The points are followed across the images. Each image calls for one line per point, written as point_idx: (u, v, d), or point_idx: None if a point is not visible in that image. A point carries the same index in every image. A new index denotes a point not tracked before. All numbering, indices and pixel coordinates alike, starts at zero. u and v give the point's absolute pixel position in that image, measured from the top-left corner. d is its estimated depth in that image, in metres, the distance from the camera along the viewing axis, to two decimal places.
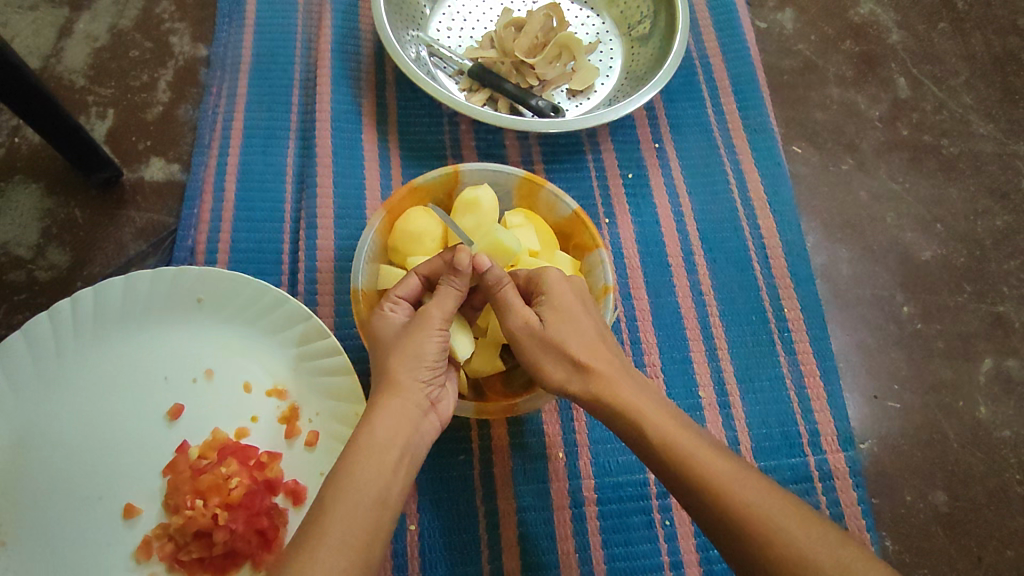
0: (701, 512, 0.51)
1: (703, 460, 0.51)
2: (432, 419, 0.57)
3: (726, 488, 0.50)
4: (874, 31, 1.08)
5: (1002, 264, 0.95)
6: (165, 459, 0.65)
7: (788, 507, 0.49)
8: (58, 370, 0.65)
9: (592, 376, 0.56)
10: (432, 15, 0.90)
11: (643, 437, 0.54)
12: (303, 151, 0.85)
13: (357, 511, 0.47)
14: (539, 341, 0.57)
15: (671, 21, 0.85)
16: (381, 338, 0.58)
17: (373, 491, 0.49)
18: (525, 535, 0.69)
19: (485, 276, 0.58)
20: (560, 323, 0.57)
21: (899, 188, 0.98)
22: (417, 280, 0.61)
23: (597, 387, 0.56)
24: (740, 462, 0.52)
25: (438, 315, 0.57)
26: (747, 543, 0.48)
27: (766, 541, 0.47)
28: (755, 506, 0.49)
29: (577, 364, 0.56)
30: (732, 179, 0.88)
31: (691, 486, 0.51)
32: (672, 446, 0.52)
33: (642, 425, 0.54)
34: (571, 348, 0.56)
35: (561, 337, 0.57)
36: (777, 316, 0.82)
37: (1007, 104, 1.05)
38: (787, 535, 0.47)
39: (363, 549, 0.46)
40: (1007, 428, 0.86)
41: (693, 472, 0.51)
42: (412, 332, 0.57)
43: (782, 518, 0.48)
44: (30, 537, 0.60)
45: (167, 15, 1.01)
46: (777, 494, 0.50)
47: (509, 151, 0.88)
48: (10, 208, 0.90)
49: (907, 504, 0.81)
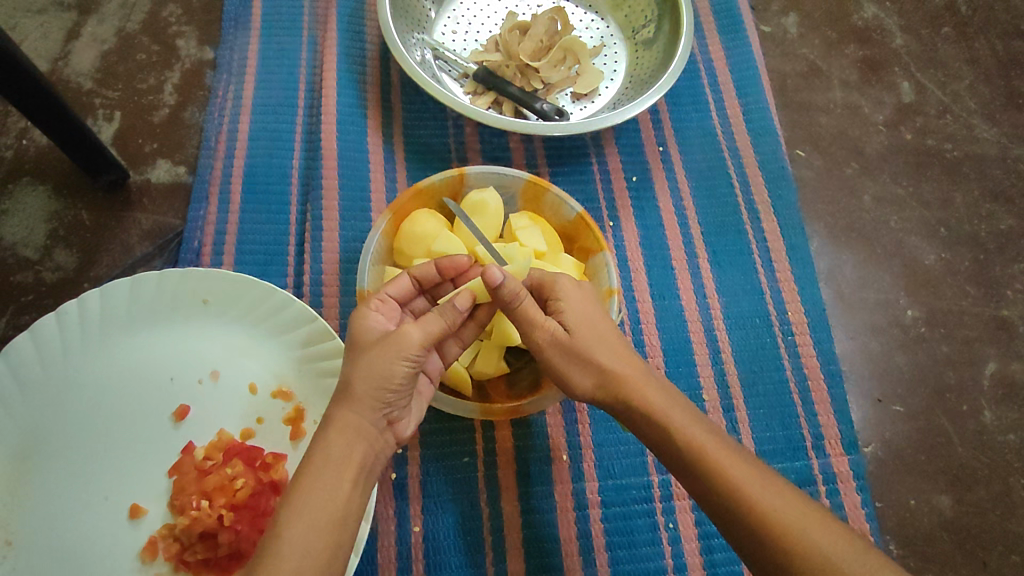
0: (724, 515, 0.51)
1: (727, 465, 0.51)
2: (387, 437, 0.54)
3: (751, 493, 0.50)
4: (877, 35, 1.08)
5: (1006, 269, 0.95)
6: (172, 460, 0.65)
7: (813, 514, 0.49)
8: (65, 371, 0.66)
9: (612, 379, 0.56)
10: (437, 19, 0.90)
11: (668, 438, 0.54)
12: (309, 155, 0.85)
13: (330, 510, 0.47)
14: (563, 349, 0.56)
15: (673, 26, 0.85)
16: (354, 337, 0.55)
17: (345, 490, 0.49)
18: (529, 536, 0.69)
19: (499, 289, 0.55)
20: (583, 331, 0.57)
21: (902, 192, 0.98)
22: (408, 281, 0.62)
23: (621, 389, 0.55)
24: (762, 467, 0.52)
25: (416, 336, 0.53)
26: (768, 545, 0.48)
27: (791, 543, 0.48)
28: (780, 511, 0.49)
29: (599, 370, 0.56)
30: (735, 183, 0.89)
31: (715, 488, 0.51)
32: (697, 449, 0.52)
33: (669, 427, 0.54)
34: (596, 355, 0.56)
35: (588, 344, 0.56)
36: (781, 319, 0.82)
37: (1011, 108, 1.05)
38: (812, 540, 0.47)
39: (333, 551, 0.46)
40: (1011, 433, 0.86)
41: (717, 474, 0.51)
42: (386, 345, 0.52)
43: (808, 527, 0.48)
44: (35, 538, 0.60)
45: (174, 19, 1.01)
46: (802, 501, 0.50)
47: (514, 154, 0.88)
48: (18, 209, 0.90)
49: (911, 508, 0.81)
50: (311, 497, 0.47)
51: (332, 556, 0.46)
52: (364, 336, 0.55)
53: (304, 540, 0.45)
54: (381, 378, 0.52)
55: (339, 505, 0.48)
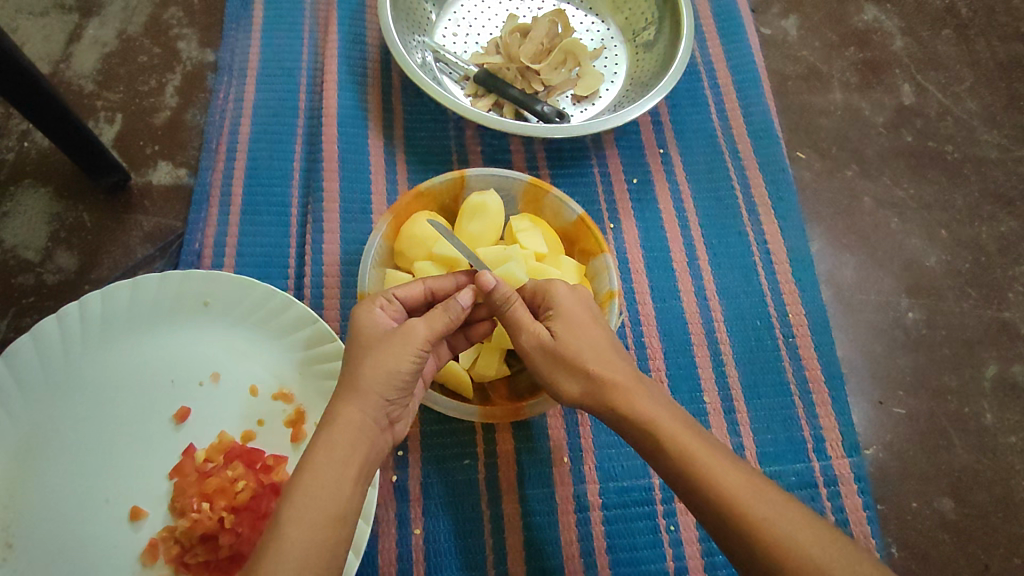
0: (716, 525, 0.51)
1: (719, 476, 0.51)
2: (387, 437, 0.54)
3: (743, 502, 0.49)
4: (877, 37, 1.08)
5: (1007, 271, 0.95)
6: (172, 463, 0.65)
7: (805, 522, 0.49)
8: (66, 373, 0.66)
9: (600, 383, 0.55)
10: (438, 22, 0.91)
11: (659, 447, 0.53)
12: (309, 157, 0.86)
13: (330, 504, 0.47)
14: (549, 354, 0.57)
15: (673, 29, 0.86)
16: (353, 335, 0.55)
17: (344, 489, 0.48)
18: (529, 539, 0.69)
19: (492, 294, 0.59)
20: (571, 335, 0.57)
21: (903, 194, 0.98)
22: (421, 289, 0.61)
23: (611, 397, 0.55)
24: (755, 475, 0.52)
25: (423, 332, 0.54)
26: (761, 555, 0.48)
27: (783, 553, 0.47)
28: (774, 520, 0.49)
29: (586, 375, 0.56)
30: (735, 184, 0.89)
31: (706, 497, 0.51)
32: (690, 459, 0.52)
33: (661, 437, 0.53)
34: (583, 359, 0.56)
35: (576, 349, 0.57)
36: (781, 321, 0.82)
37: (1012, 110, 1.05)
38: (804, 551, 0.47)
39: (332, 551, 0.46)
40: (1013, 435, 0.86)
41: (709, 483, 0.50)
42: (393, 342, 0.53)
43: (801, 536, 0.48)
44: (35, 540, 0.60)
45: (175, 21, 1.01)
46: (794, 509, 0.50)
47: (515, 156, 0.88)
48: (20, 212, 0.90)
49: (912, 510, 0.81)
50: (308, 494, 0.46)
51: (330, 556, 0.46)
52: (364, 332, 0.55)
53: (302, 537, 0.45)
54: (384, 374, 0.52)
55: (341, 499, 0.47)
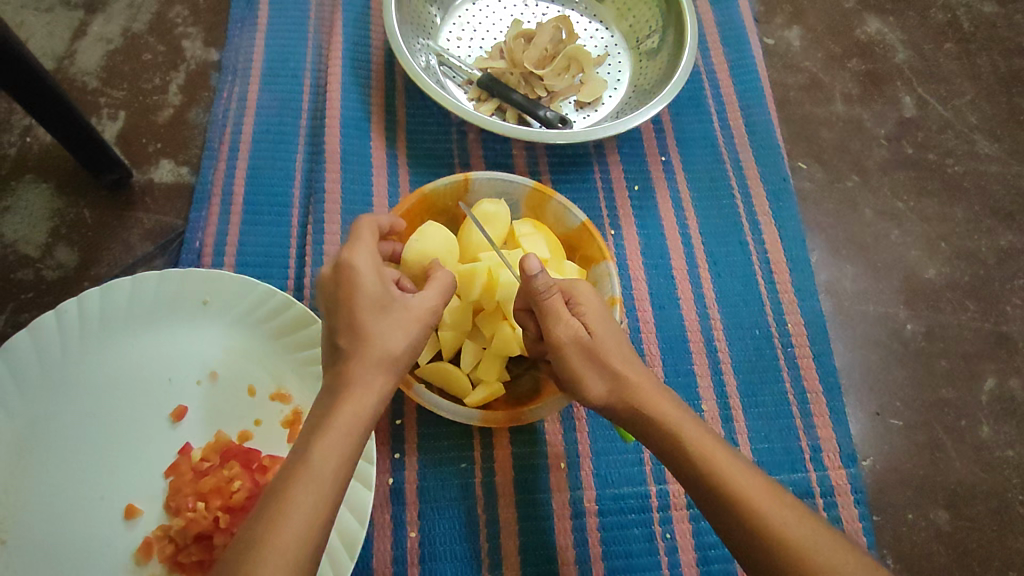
0: (731, 529, 0.51)
1: (736, 480, 0.51)
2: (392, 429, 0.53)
3: (759, 507, 0.50)
4: (880, 49, 1.08)
5: (1006, 284, 0.95)
6: (168, 461, 0.65)
7: (821, 530, 0.49)
8: (62, 369, 0.66)
9: (626, 384, 0.56)
10: (443, 25, 0.91)
11: (678, 450, 0.54)
12: (312, 157, 0.86)
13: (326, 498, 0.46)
14: (585, 352, 0.57)
15: (677, 39, 0.86)
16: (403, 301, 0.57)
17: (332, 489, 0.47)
18: (525, 544, 0.69)
19: (533, 281, 0.56)
20: (603, 333, 0.58)
21: (903, 206, 0.98)
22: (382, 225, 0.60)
23: (634, 398, 0.56)
24: (771, 482, 0.53)
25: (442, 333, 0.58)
26: (778, 558, 0.48)
27: (801, 555, 0.47)
28: (791, 526, 0.49)
29: (613, 375, 0.57)
30: (737, 194, 0.89)
31: (724, 501, 0.51)
32: (708, 463, 0.52)
33: (680, 437, 0.54)
34: (613, 359, 0.57)
35: (607, 348, 0.57)
36: (781, 331, 0.82)
37: (1013, 125, 1.05)
38: (821, 556, 0.48)
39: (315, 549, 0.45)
40: (1010, 448, 0.86)
41: (727, 486, 0.51)
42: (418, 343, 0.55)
43: (820, 542, 0.48)
44: (29, 537, 0.60)
45: (180, 19, 1.02)
46: (812, 517, 0.50)
47: (516, 160, 0.88)
48: (19, 207, 0.90)
49: (909, 522, 0.81)
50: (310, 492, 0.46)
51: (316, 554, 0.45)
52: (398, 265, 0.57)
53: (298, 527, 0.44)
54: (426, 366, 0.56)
55: None
